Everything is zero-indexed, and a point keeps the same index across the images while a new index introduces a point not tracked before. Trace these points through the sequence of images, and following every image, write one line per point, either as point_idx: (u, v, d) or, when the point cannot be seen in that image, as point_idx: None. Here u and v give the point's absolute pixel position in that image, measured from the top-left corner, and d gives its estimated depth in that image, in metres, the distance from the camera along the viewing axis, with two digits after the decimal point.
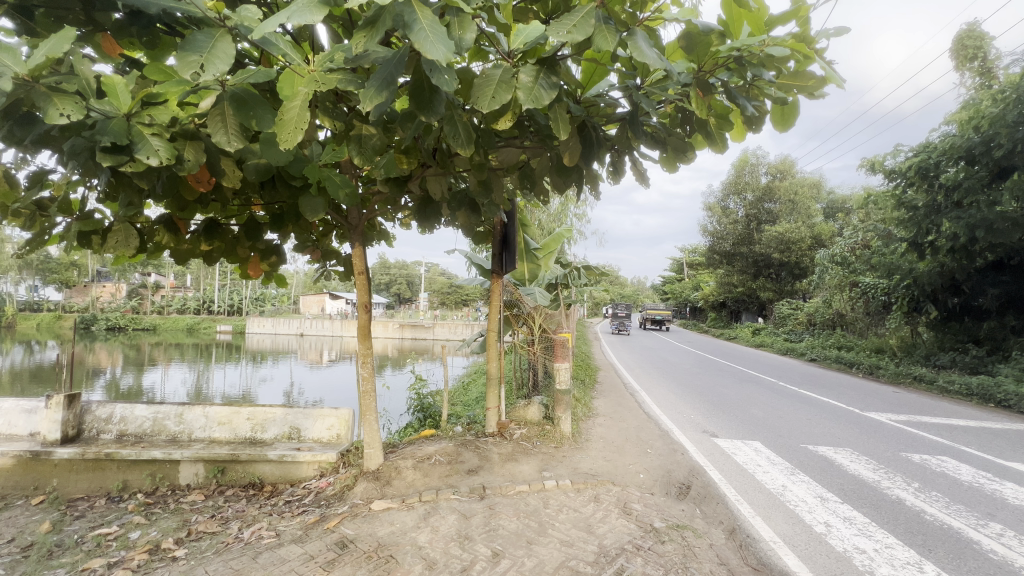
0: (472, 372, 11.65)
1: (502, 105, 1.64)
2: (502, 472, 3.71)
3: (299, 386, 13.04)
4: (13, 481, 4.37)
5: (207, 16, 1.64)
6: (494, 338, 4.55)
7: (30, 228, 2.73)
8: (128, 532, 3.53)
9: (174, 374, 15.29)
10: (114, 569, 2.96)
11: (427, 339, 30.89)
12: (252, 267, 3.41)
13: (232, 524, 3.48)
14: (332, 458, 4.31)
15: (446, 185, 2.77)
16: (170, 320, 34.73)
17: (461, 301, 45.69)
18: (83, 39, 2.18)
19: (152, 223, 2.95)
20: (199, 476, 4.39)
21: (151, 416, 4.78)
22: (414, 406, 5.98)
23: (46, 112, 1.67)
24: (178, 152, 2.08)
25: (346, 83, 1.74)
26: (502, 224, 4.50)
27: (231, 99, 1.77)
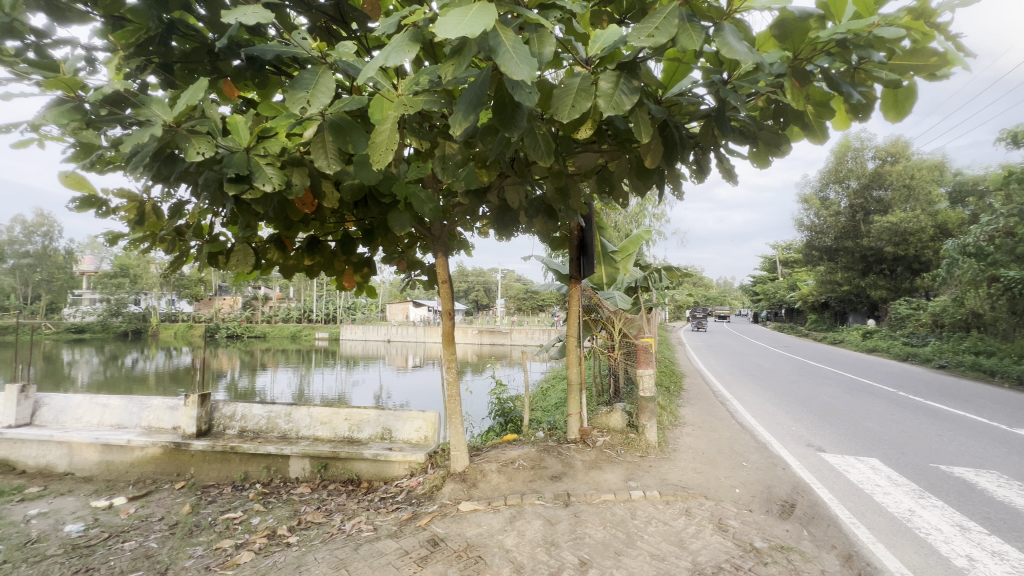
0: (551, 378, 11.64)
1: (583, 113, 1.64)
2: (587, 480, 3.66)
3: (387, 390, 13.87)
4: (161, 467, 5.11)
5: (311, 56, 1.85)
6: (574, 343, 4.51)
7: (173, 251, 3.19)
8: (250, 517, 3.96)
9: (281, 376, 17.02)
10: (241, 550, 3.34)
11: (505, 345, 31.39)
12: (346, 279, 3.68)
13: (335, 516, 3.78)
14: (420, 458, 4.53)
15: (523, 193, 2.83)
16: (277, 328, 38.59)
17: (537, 306, 45.86)
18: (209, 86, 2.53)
19: (264, 242, 3.31)
20: (306, 470, 4.83)
21: (266, 415, 5.33)
22: (495, 410, 6.09)
23: (187, 152, 1.96)
24: (287, 178, 2.33)
25: (430, 104, 1.84)
26: (579, 228, 4.46)
27: (331, 128, 1.95)
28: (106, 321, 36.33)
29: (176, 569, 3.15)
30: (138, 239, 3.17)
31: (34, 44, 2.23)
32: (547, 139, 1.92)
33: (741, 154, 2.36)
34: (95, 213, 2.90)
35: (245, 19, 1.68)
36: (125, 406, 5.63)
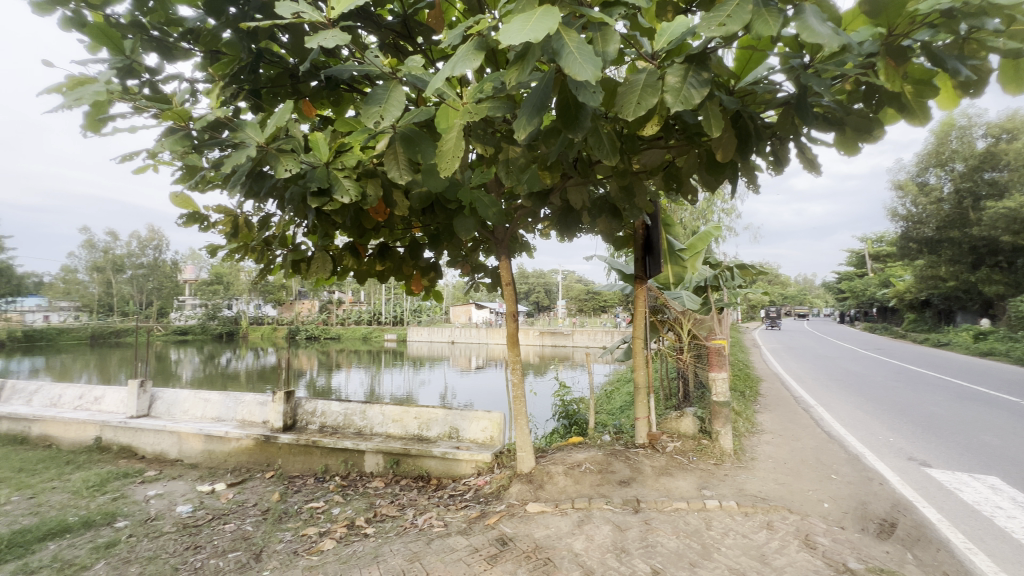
0: (616, 380, 11.39)
1: (649, 109, 1.59)
2: (657, 486, 3.54)
3: (452, 390, 14.24)
4: (254, 457, 5.60)
5: (383, 73, 1.95)
6: (640, 345, 4.39)
7: (262, 260, 3.49)
8: (331, 507, 4.24)
9: (355, 376, 17.99)
10: (324, 537, 3.58)
11: (567, 347, 31.12)
12: (414, 283, 3.82)
13: (408, 511, 3.95)
14: (487, 457, 4.62)
15: (586, 193, 2.81)
16: (350, 330, 40.93)
17: (599, 307, 45.05)
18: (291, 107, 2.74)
19: (340, 249, 3.53)
20: (380, 465, 5.09)
21: (343, 412, 5.67)
22: (559, 412, 6.05)
23: (276, 170, 2.14)
24: (363, 189, 2.48)
25: (495, 110, 1.87)
26: (645, 226, 4.35)
27: (401, 139, 2.04)
28: (205, 324, 40.46)
29: (269, 551, 3.43)
30: (234, 251, 3.50)
31: (149, 82, 2.54)
32: (612, 138, 1.89)
33: (825, 142, 2.19)
34: (198, 227, 3.24)
35: (324, 43, 1.80)
36: (222, 401, 6.21)
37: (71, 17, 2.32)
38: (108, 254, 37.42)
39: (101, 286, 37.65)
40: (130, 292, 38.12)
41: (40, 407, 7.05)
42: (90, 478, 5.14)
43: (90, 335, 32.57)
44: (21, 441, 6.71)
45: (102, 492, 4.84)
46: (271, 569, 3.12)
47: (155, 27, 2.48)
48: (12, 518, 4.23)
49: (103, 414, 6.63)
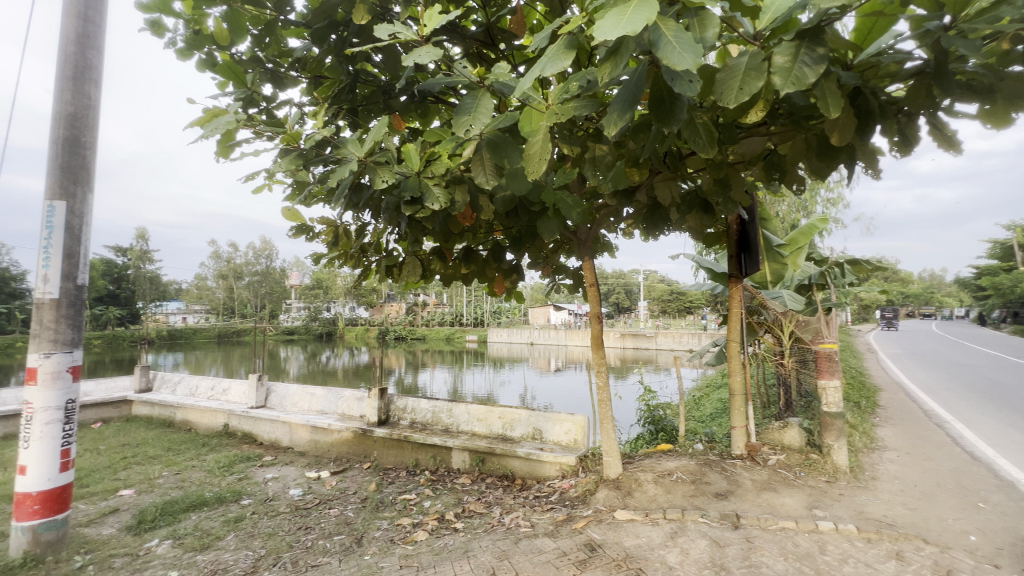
0: (705, 386, 10.74)
1: (753, 95, 1.48)
2: (758, 502, 3.27)
3: (532, 391, 14.32)
4: (353, 449, 6.04)
5: (470, 82, 2.00)
6: (736, 348, 4.09)
7: (359, 265, 3.75)
8: (422, 500, 4.46)
9: (439, 375, 18.75)
10: (417, 529, 3.76)
11: (650, 350, 29.94)
12: (497, 286, 3.88)
13: (494, 508, 4.03)
14: (571, 461, 4.58)
15: (675, 190, 2.68)
16: (434, 331, 42.80)
17: (684, 308, 42.77)
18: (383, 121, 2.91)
19: (428, 255, 3.69)
20: (467, 462, 5.26)
21: (432, 409, 5.93)
22: (645, 418, 5.83)
23: (375, 182, 2.28)
24: (452, 196, 2.57)
25: (581, 110, 1.84)
26: (739, 221, 4.05)
27: (487, 145, 2.07)
28: (309, 325, 44.56)
29: (369, 538, 3.67)
30: (334, 258, 3.81)
31: (266, 110, 2.85)
32: (709, 128, 1.78)
33: (968, 114, 1.90)
34: (305, 237, 3.56)
35: (417, 59, 1.88)
36: (325, 395, 6.78)
37: (205, 60, 2.68)
38: (231, 263, 42.68)
39: (225, 292, 43.03)
40: (248, 297, 43.16)
41: (182, 396, 8.22)
42: (221, 460, 5.88)
43: (217, 334, 37.35)
44: (168, 425, 7.87)
45: (231, 473, 5.52)
46: (371, 554, 3.34)
47: (268, 60, 2.77)
48: (163, 491, 4.96)
49: (229, 403, 7.57)
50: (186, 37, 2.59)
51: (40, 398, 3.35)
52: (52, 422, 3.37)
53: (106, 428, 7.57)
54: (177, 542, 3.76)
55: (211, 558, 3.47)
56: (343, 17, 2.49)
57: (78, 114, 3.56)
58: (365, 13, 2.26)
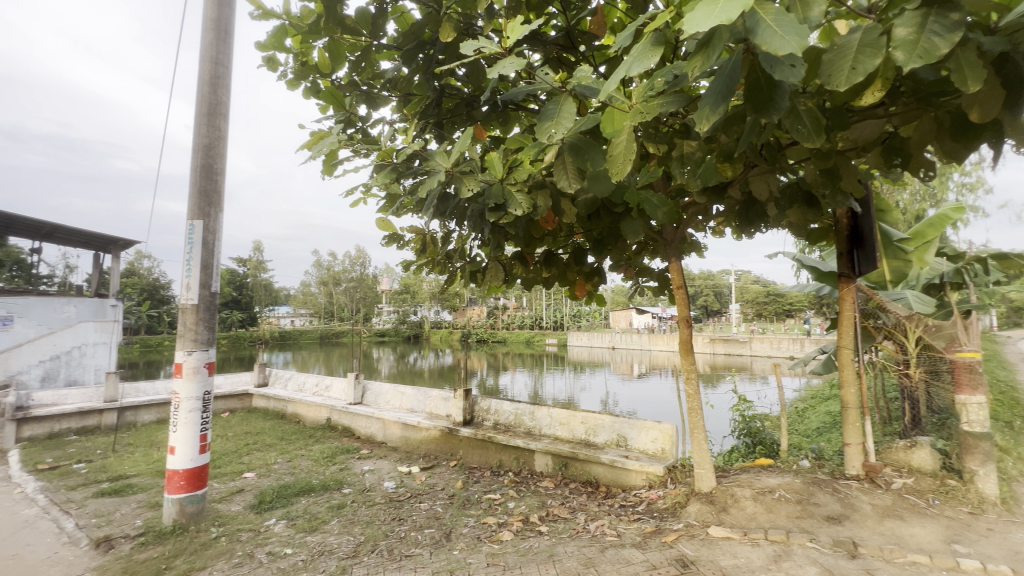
0: (811, 398, 9.74)
1: (870, 73, 1.33)
2: (879, 530, 2.90)
3: (615, 397, 13.93)
4: (440, 447, 6.31)
5: (553, 88, 2.01)
6: (849, 356, 3.66)
7: (443, 271, 3.91)
8: (507, 501, 4.54)
9: (519, 378, 18.96)
10: (503, 528, 3.83)
11: (743, 356, 27.81)
12: (578, 289, 3.84)
13: (579, 514, 3.99)
14: (659, 471, 4.38)
15: (774, 183, 2.47)
16: (514, 334, 43.42)
17: (784, 311, 39.13)
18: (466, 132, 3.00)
19: (510, 259, 3.74)
20: (549, 466, 5.27)
21: (514, 411, 6.00)
22: (739, 429, 5.42)
23: (461, 190, 2.37)
24: (534, 201, 2.60)
25: (668, 106, 1.77)
26: (851, 214, 3.63)
27: (569, 149, 2.06)
28: (398, 328, 47.37)
29: (457, 533, 3.81)
30: (421, 265, 4.01)
31: (361, 128, 3.09)
32: (814, 115, 1.64)
33: None
34: (396, 245, 3.80)
35: (501, 71, 1.93)
36: (414, 395, 7.15)
37: (310, 88, 2.98)
38: (331, 270, 46.77)
39: (326, 296, 47.18)
40: (345, 301, 46.95)
41: (292, 391, 9.16)
42: (325, 450, 6.46)
43: (320, 335, 41.06)
44: (281, 416, 8.81)
45: (334, 463, 6.03)
46: (459, 550, 3.45)
47: (363, 83, 3.01)
48: (279, 475, 5.55)
49: (331, 398, 8.28)
50: (295, 68, 2.90)
51: (184, 389, 3.91)
52: (193, 411, 3.92)
53: (233, 417, 8.67)
54: (291, 522, 4.18)
55: (319, 539, 3.81)
56: (431, 37, 2.62)
57: (212, 144, 4.12)
58: (451, 30, 2.37)
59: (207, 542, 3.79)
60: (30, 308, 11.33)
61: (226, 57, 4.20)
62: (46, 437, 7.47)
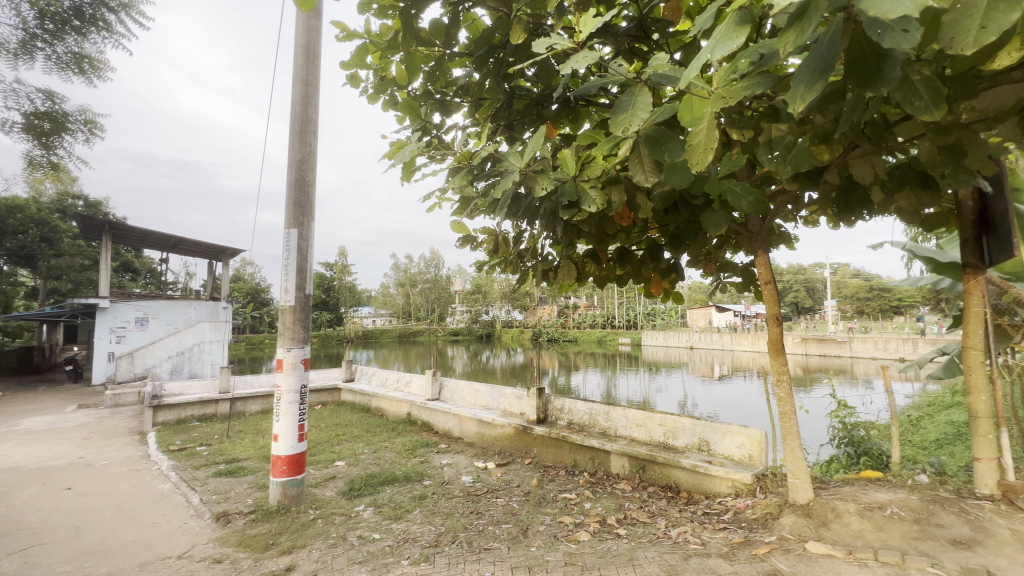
0: (929, 405, 8.59)
1: (1005, 30, 1.15)
2: (1021, 559, 2.50)
3: (693, 399, 13.28)
4: (515, 444, 6.40)
5: (627, 79, 1.95)
6: (978, 358, 3.19)
7: (515, 270, 3.94)
8: (583, 501, 4.49)
9: (592, 378, 18.68)
10: (579, 528, 3.81)
11: (842, 358, 25.24)
12: (654, 287, 3.70)
13: (659, 520, 3.86)
14: (746, 479, 4.11)
15: (878, 165, 2.22)
16: (586, 334, 42.90)
17: (892, 310, 34.85)
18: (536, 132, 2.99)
19: (582, 257, 3.69)
20: (626, 468, 5.14)
21: (588, 411, 5.92)
22: (840, 437, 4.93)
23: (535, 189, 2.39)
24: (608, 197, 2.54)
25: (753, 89, 1.65)
26: (977, 195, 3.17)
27: (646, 141, 1.99)
28: (471, 327, 48.72)
29: (534, 530, 3.85)
30: (494, 265, 4.07)
31: (436, 136, 3.21)
32: (932, 85, 1.44)
33: None
34: (469, 246, 3.90)
35: (574, 66, 1.90)
36: (489, 392, 7.30)
37: (389, 100, 3.15)
38: (408, 272, 49.22)
39: (404, 297, 49.69)
40: (421, 301, 49.16)
41: (376, 386, 9.76)
42: (406, 443, 6.81)
43: (399, 334, 43.29)
44: (366, 410, 9.42)
45: (415, 455, 6.34)
46: (537, 547, 3.48)
47: (437, 92, 3.13)
48: (366, 465, 5.95)
49: (411, 394, 8.70)
50: (374, 83, 3.08)
51: (285, 382, 4.32)
52: (292, 402, 4.31)
53: (325, 410, 9.42)
54: (378, 509, 4.45)
55: (403, 527, 4.02)
56: (501, 40, 2.66)
57: (304, 159, 4.51)
58: (521, 31, 2.39)
59: (307, 522, 4.15)
60: (161, 311, 13.12)
61: (314, 78, 4.57)
62: (176, 422, 8.61)
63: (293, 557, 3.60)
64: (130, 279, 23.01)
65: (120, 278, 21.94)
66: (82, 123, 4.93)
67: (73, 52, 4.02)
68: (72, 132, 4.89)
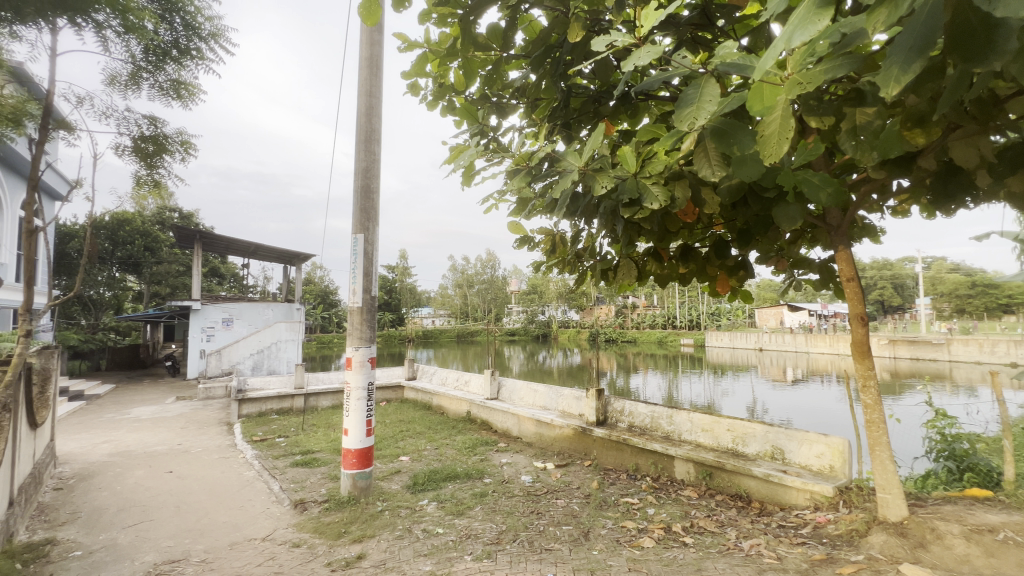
0: None
1: None
2: None
3: (764, 404, 12.51)
4: (574, 445, 6.34)
5: (692, 71, 1.86)
6: None
7: (573, 270, 3.90)
8: (646, 507, 4.37)
9: (652, 379, 18.14)
10: (643, 534, 3.71)
11: (938, 362, 22.77)
12: (720, 285, 3.52)
13: (729, 530, 3.68)
14: (827, 491, 3.82)
15: (984, 147, 1.98)
16: (645, 334, 41.71)
17: (999, 308, 30.96)
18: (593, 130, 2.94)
19: (643, 255, 3.59)
20: (691, 474, 4.94)
21: (650, 414, 5.74)
22: (938, 450, 4.44)
23: (594, 188, 2.36)
24: (671, 193, 2.45)
25: (834, 71, 1.52)
26: None
27: (712, 134, 1.89)
28: (527, 327, 48.91)
29: (596, 533, 3.79)
30: (551, 265, 4.06)
31: (493, 138, 3.25)
32: None
33: None
34: (527, 247, 3.91)
35: (635, 62, 1.84)
36: (547, 392, 7.28)
37: (447, 106, 3.24)
38: (465, 273, 50.37)
39: (462, 297, 50.90)
40: (478, 302, 50.11)
41: (436, 385, 10.06)
42: (466, 441, 6.96)
43: (457, 334, 44.33)
44: (428, 408, 9.73)
45: (475, 453, 6.46)
46: (599, 550, 3.44)
47: (494, 95, 3.16)
48: (428, 461, 6.14)
49: (470, 393, 8.87)
50: (433, 91, 3.17)
51: (354, 379, 4.55)
52: (360, 399, 4.54)
53: (389, 406, 9.83)
54: (441, 505, 4.58)
55: (466, 523, 4.12)
56: (557, 39, 2.65)
57: (369, 167, 4.73)
58: (579, 29, 2.36)
59: (375, 513, 4.35)
60: (244, 312, 14.28)
61: (377, 90, 4.79)
62: (258, 415, 9.35)
63: (363, 545, 3.79)
64: (217, 282, 25.32)
65: (209, 283, 24.22)
66: (179, 144, 5.46)
67: (172, 79, 4.46)
68: (170, 153, 5.42)
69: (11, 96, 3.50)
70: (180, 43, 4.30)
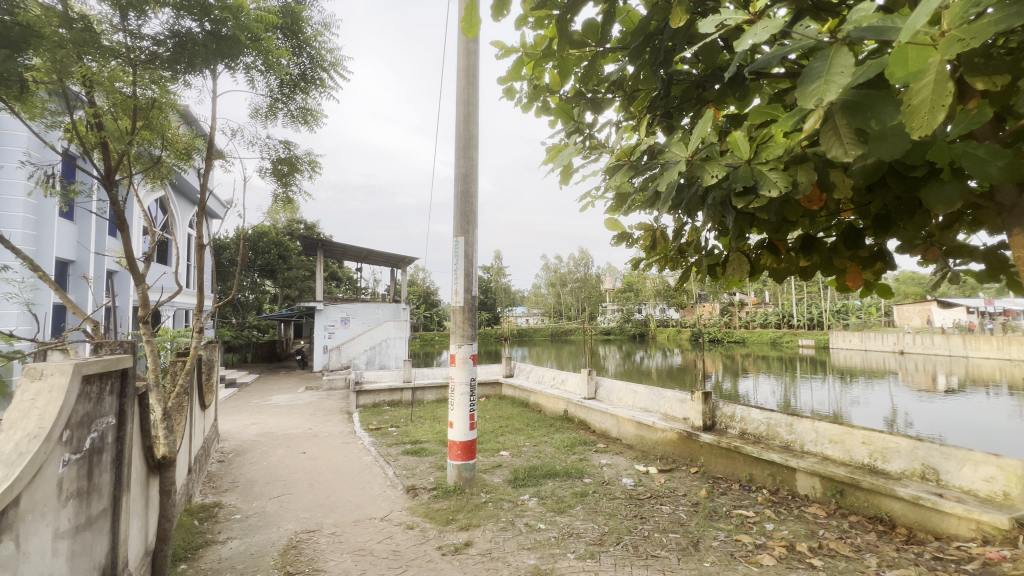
0: None
1: None
2: None
3: (907, 417, 10.79)
4: (679, 450, 6.03)
5: (820, 42, 1.66)
6: None
7: (676, 266, 3.69)
8: (764, 521, 4.02)
9: (765, 383, 16.61)
10: (761, 550, 3.42)
11: None
12: (852, 279, 3.07)
13: (868, 556, 3.26)
14: (1000, 523, 3.21)
15: None
16: (755, 334, 38.33)
17: None
18: (697, 117, 2.77)
19: (756, 248, 3.29)
20: (817, 490, 4.45)
21: (766, 421, 5.26)
22: None
23: (703, 178, 2.22)
24: (792, 178, 2.21)
25: (1009, 21, 1.26)
26: None
27: (843, 109, 1.68)
28: (623, 326, 47.58)
29: (706, 544, 3.59)
30: (653, 262, 3.89)
31: (590, 135, 3.22)
32: None
33: None
34: (626, 244, 3.82)
35: (750, 39, 1.68)
36: (648, 394, 7.01)
37: (542, 107, 3.27)
38: (558, 272, 50.56)
39: (555, 297, 51.15)
40: (572, 301, 49.92)
41: (533, 383, 10.20)
42: (565, 440, 6.97)
43: (551, 333, 44.52)
44: (526, 405, 9.91)
45: (574, 452, 6.45)
46: (711, 562, 3.26)
47: (588, 91, 3.14)
48: (528, 457, 6.27)
49: (568, 392, 8.87)
50: (528, 93, 3.23)
51: (458, 374, 4.81)
52: (463, 394, 4.78)
53: (489, 403, 10.19)
54: (542, 501, 4.65)
55: (567, 521, 4.14)
56: (657, 26, 2.55)
57: (468, 173, 4.95)
58: (683, 13, 2.24)
59: (479, 504, 4.55)
60: (359, 312, 15.74)
61: (474, 98, 4.99)
62: (373, 405, 10.25)
63: (470, 533, 3.99)
64: (337, 284, 28.24)
65: (329, 285, 27.08)
66: (307, 164, 6.18)
67: (301, 107, 5.06)
68: (301, 171, 6.17)
69: (185, 134, 4.26)
70: (307, 75, 4.86)
